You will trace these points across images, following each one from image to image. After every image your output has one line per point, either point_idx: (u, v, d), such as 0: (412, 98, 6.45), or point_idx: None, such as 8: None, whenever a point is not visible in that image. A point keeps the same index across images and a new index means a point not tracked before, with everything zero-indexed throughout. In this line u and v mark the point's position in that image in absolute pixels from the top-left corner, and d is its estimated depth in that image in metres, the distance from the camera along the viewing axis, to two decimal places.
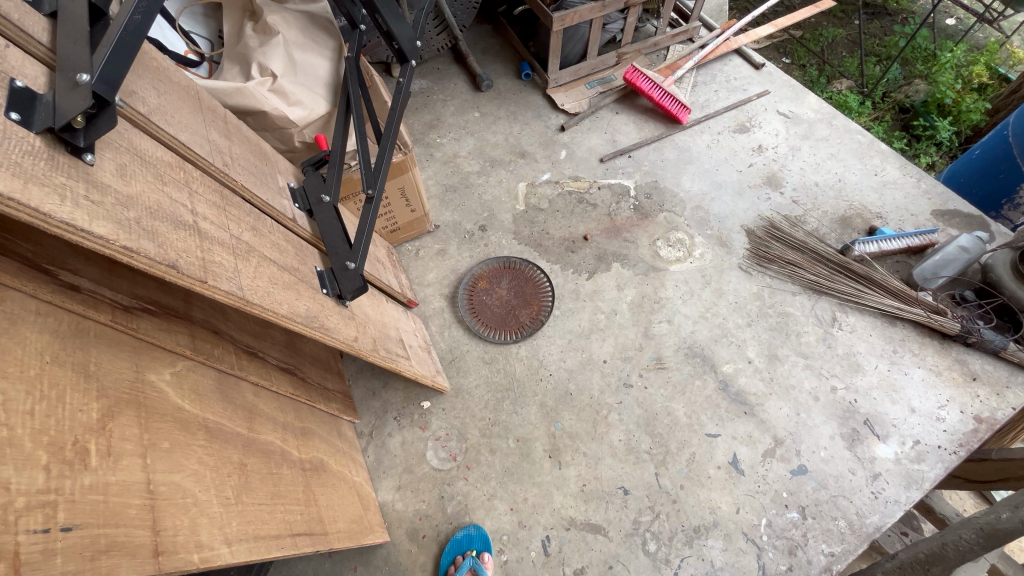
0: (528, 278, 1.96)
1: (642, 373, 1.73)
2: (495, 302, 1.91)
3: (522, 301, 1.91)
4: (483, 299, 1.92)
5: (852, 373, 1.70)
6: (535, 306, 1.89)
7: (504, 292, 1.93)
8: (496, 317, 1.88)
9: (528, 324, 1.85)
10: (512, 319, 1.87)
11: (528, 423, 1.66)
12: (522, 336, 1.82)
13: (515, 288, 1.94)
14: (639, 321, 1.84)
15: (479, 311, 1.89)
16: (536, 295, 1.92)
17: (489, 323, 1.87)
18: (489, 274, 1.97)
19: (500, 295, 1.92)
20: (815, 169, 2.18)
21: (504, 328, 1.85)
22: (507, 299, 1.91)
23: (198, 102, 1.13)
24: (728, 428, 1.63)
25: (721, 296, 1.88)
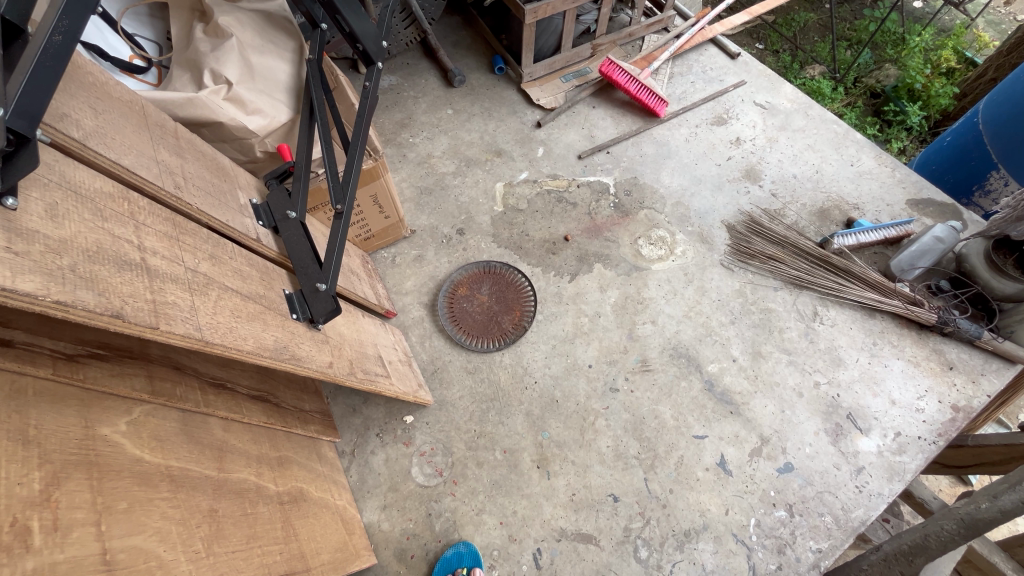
0: (509, 282, 1.91)
1: (628, 377, 1.71)
2: (476, 308, 1.86)
3: (504, 307, 1.86)
4: (463, 305, 1.87)
5: (835, 368, 1.71)
6: (517, 311, 1.85)
7: (485, 298, 1.88)
8: (478, 324, 1.83)
9: (512, 330, 1.81)
10: (494, 325, 1.83)
11: (514, 434, 1.63)
12: (506, 342, 1.78)
13: (495, 293, 1.89)
14: (624, 323, 1.81)
15: (459, 318, 1.84)
16: (516, 299, 1.87)
17: (471, 330, 1.82)
18: (468, 278, 1.92)
19: (480, 301, 1.87)
20: (792, 161, 2.17)
21: (487, 335, 1.81)
22: (488, 305, 1.86)
23: (144, 117, 1.04)
24: (715, 429, 1.62)
25: (705, 294, 1.86)
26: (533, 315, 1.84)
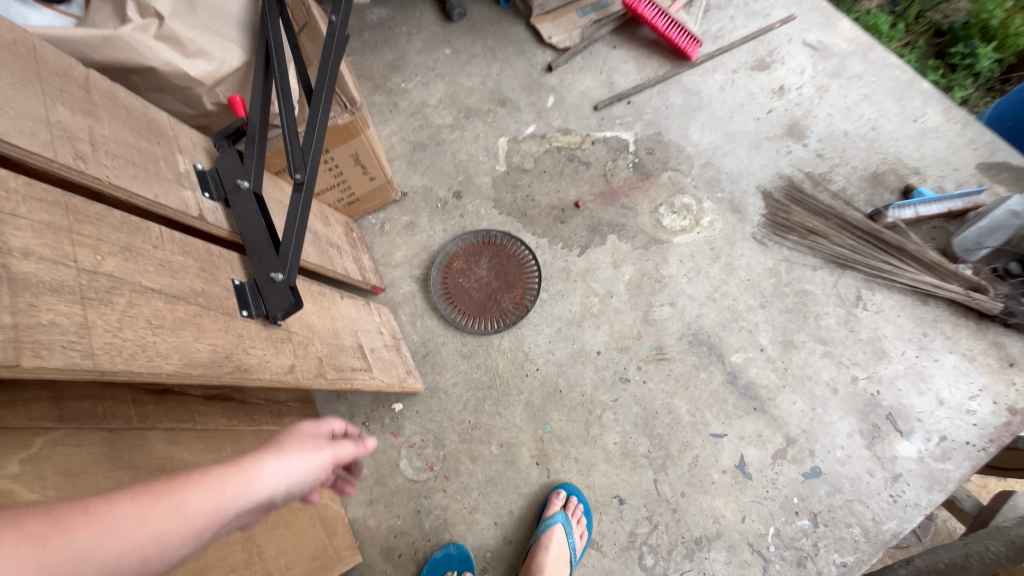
0: (511, 255, 1.70)
1: (641, 365, 1.53)
2: (473, 284, 1.67)
3: (504, 284, 1.66)
4: (459, 280, 1.68)
5: (877, 361, 1.51)
6: (519, 289, 1.65)
7: (484, 273, 1.68)
8: (475, 302, 1.64)
9: (512, 309, 1.63)
10: (494, 304, 1.64)
11: (512, 426, 1.48)
12: (506, 323, 1.60)
13: (495, 268, 1.68)
14: (638, 305, 1.61)
15: (455, 295, 1.66)
16: (519, 275, 1.67)
17: (468, 308, 1.64)
18: (465, 249, 1.72)
19: (478, 276, 1.67)
20: (844, 115, 1.87)
21: (485, 314, 1.63)
22: (487, 281, 1.67)
23: (33, 62, 0.81)
24: (735, 427, 1.45)
25: (732, 273, 1.64)
26: (537, 294, 1.64)
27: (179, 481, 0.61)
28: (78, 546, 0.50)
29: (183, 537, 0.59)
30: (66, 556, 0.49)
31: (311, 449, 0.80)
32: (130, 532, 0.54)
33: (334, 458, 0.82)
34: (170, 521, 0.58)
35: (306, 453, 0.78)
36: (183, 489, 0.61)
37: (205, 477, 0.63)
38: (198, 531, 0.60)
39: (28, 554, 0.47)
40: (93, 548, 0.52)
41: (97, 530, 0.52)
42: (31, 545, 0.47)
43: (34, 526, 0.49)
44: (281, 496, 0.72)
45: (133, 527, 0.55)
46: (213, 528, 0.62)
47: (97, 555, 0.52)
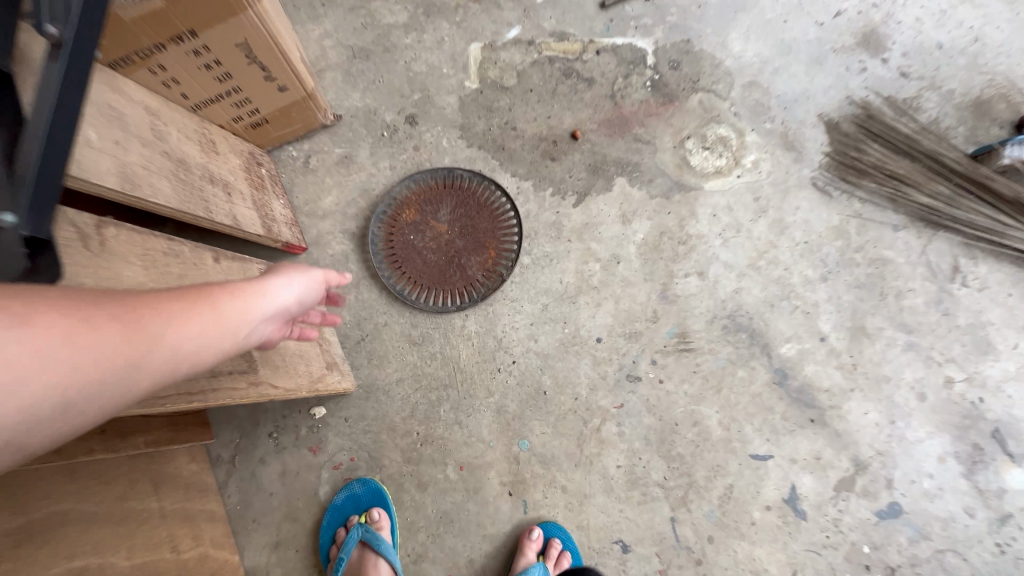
0: (483, 203, 1.23)
1: (656, 359, 1.11)
2: (429, 244, 1.21)
3: (472, 243, 1.21)
4: (411, 239, 1.22)
5: (980, 358, 1.10)
6: (492, 251, 1.20)
7: (445, 228, 1.22)
8: (431, 268, 1.19)
9: (482, 279, 1.18)
10: (457, 271, 1.19)
11: (477, 443, 1.07)
12: (473, 299, 1.16)
13: (460, 221, 1.22)
14: (654, 275, 1.17)
15: (404, 259, 1.20)
16: (492, 232, 1.21)
17: (421, 277, 1.18)
18: (419, 195, 1.24)
19: (437, 233, 1.21)
20: (940, 20, 1.37)
21: (444, 286, 1.17)
22: (448, 240, 1.21)
23: None
24: (785, 447, 1.05)
25: (784, 233, 1.20)
26: (515, 259, 1.19)
27: (210, 291, 0.61)
28: (155, 340, 0.52)
29: (233, 340, 0.62)
30: (150, 345, 0.52)
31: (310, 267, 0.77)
32: (188, 333, 0.56)
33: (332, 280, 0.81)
34: (221, 324, 0.60)
35: (308, 272, 0.76)
36: (220, 299, 0.61)
37: (227, 291, 0.62)
38: (243, 335, 0.63)
39: (114, 348, 0.49)
40: (159, 346, 0.53)
41: (162, 327, 0.53)
42: (112, 338, 0.49)
43: (117, 316, 0.50)
44: (298, 308, 0.74)
45: (191, 327, 0.56)
46: (251, 331, 0.65)
47: (173, 349, 0.54)
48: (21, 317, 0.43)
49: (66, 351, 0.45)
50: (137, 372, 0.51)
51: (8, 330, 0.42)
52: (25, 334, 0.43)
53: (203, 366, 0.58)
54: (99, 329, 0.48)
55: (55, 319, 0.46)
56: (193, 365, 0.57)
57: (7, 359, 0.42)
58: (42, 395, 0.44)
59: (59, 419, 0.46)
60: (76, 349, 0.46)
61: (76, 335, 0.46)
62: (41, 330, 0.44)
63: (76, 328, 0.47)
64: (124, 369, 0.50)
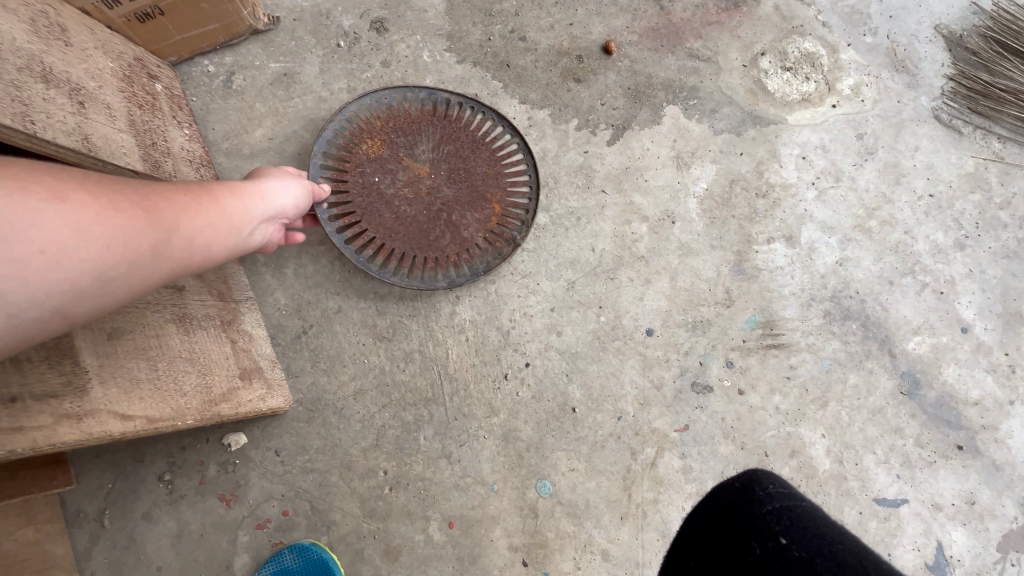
0: (481, 137, 0.84)
1: (733, 362, 0.77)
2: (403, 192, 0.80)
3: (469, 193, 0.81)
4: (375, 181, 0.80)
5: None
6: (497, 204, 0.81)
7: (427, 170, 0.80)
8: (408, 227, 0.78)
9: (484, 244, 0.80)
10: (446, 232, 0.79)
11: (474, 486, 0.72)
12: (472, 271, 0.78)
13: (449, 160, 0.81)
14: (724, 241, 0.83)
15: (365, 211, 0.78)
16: (496, 177, 0.82)
17: (393, 240, 0.78)
18: (388, 118, 0.82)
19: (414, 175, 0.80)
20: None
21: (429, 253, 0.78)
22: (432, 186, 0.80)
23: None
24: (924, 487, 0.73)
25: (901, 183, 0.86)
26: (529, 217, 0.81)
27: (210, 189, 0.53)
28: (174, 229, 0.46)
29: (239, 242, 0.55)
30: (170, 233, 0.46)
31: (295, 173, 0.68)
32: (205, 224, 0.50)
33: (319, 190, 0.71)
34: (229, 222, 0.53)
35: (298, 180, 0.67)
36: (222, 196, 0.54)
37: (224, 187, 0.55)
38: (248, 236, 0.57)
39: (143, 233, 0.43)
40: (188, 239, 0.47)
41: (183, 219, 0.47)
42: (140, 221, 0.43)
43: (137, 204, 0.44)
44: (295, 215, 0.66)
45: (208, 219, 0.50)
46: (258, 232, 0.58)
47: (193, 241, 0.48)
48: (50, 191, 0.38)
49: (95, 231, 0.40)
50: (161, 261, 0.45)
51: (38, 203, 0.37)
52: (61, 210, 0.38)
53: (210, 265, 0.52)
54: (124, 211, 0.43)
55: (81, 197, 0.40)
56: (209, 264, 0.52)
57: (48, 232, 0.37)
58: (77, 276, 0.39)
59: (93, 306, 0.41)
60: (98, 231, 0.40)
61: (100, 218, 0.40)
62: (66, 207, 0.39)
63: (93, 209, 0.40)
64: (153, 259, 0.44)
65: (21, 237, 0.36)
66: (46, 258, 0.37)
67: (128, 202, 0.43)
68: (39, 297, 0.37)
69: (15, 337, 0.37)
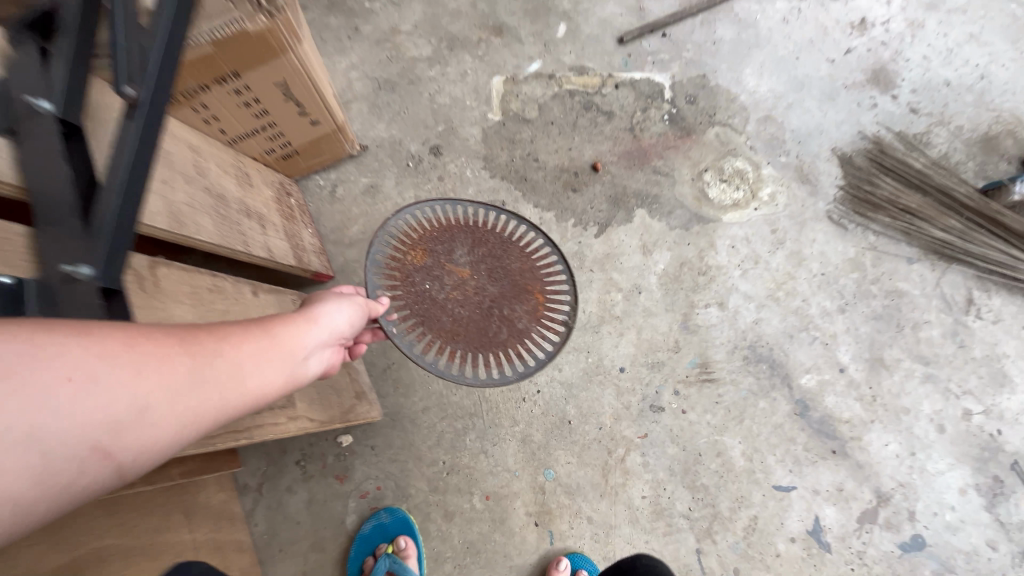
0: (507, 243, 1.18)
1: (678, 390, 1.13)
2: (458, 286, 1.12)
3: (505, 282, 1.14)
4: (438, 286, 1.11)
5: (996, 390, 1.12)
6: (538, 294, 1.15)
7: (469, 271, 1.13)
8: (469, 317, 1.10)
9: (528, 319, 1.13)
10: (504, 323, 1.12)
11: (503, 472, 1.08)
12: (531, 363, 1.10)
13: (482, 261, 1.15)
14: (675, 305, 1.20)
15: (438, 312, 1.09)
16: (522, 269, 1.16)
17: (462, 327, 1.09)
18: (426, 234, 1.15)
19: (462, 277, 1.12)
20: (944, 60, 1.43)
21: (489, 334, 1.11)
22: (477, 283, 1.13)
23: None
24: (808, 478, 1.07)
25: (802, 264, 1.23)
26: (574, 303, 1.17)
27: (265, 321, 0.54)
28: (216, 358, 0.45)
29: (293, 370, 0.54)
30: (212, 362, 0.44)
31: (351, 294, 0.73)
32: (251, 352, 0.49)
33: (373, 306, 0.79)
34: (276, 350, 0.52)
35: (350, 305, 0.71)
36: (276, 326, 0.55)
37: (279, 319, 0.56)
38: (304, 363, 0.57)
39: (179, 364, 0.41)
40: (234, 369, 0.46)
41: (230, 348, 0.47)
42: (179, 352, 0.42)
43: (174, 337, 0.43)
44: (348, 332, 0.70)
45: (255, 348, 0.50)
46: (310, 360, 0.58)
47: (238, 369, 0.46)
48: (77, 329, 0.37)
49: (133, 363, 0.38)
50: (200, 389, 0.42)
51: (70, 340, 0.36)
52: (89, 343, 0.37)
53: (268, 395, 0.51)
54: (156, 343, 0.41)
55: (111, 332, 0.38)
56: (263, 396, 0.50)
57: (75, 365, 0.35)
58: (113, 410, 0.37)
59: (144, 446, 0.39)
60: (149, 362, 0.39)
61: (132, 346, 0.39)
62: (132, 339, 0.39)
63: (127, 344, 0.39)
64: (194, 386, 0.42)
65: (48, 373, 0.34)
66: (74, 385, 0.35)
67: (165, 335, 0.42)
68: (68, 436, 0.35)
69: (49, 486, 0.34)
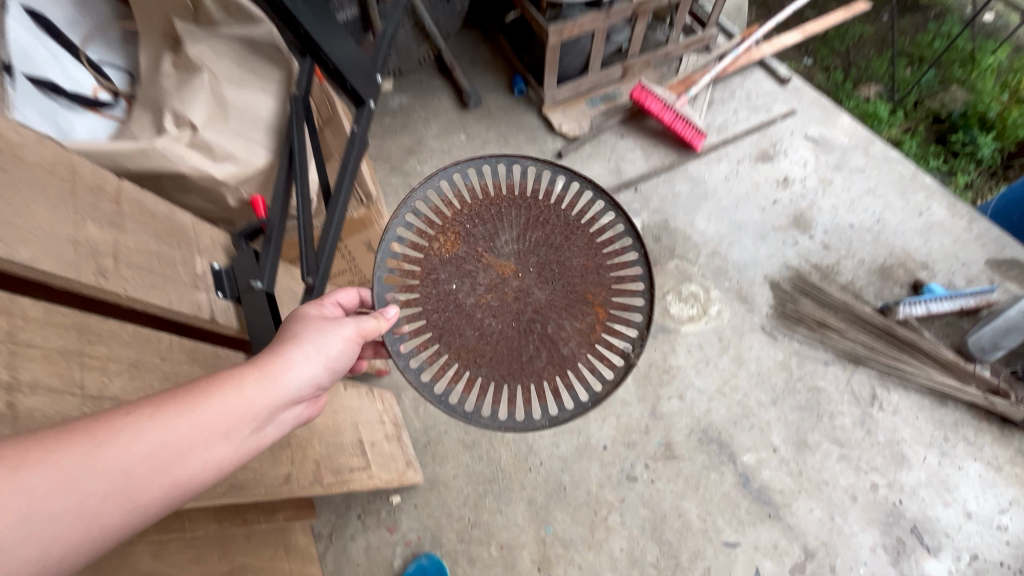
0: (572, 231, 0.98)
1: (648, 464, 1.48)
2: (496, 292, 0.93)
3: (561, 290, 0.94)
4: (465, 291, 0.93)
5: (897, 467, 1.45)
6: (597, 312, 0.94)
7: (513, 268, 0.94)
8: (499, 337, 0.91)
9: (577, 344, 0.92)
10: (545, 345, 0.92)
11: (514, 526, 1.42)
12: (564, 408, 0.87)
13: (528, 255, 0.95)
14: (645, 397, 1.57)
15: (464, 328, 0.91)
16: (584, 271, 0.96)
17: (485, 362, 0.89)
18: (468, 213, 0.97)
19: (502, 276, 0.94)
20: (848, 208, 1.90)
21: (528, 354, 0.91)
22: (520, 284, 0.93)
23: (71, 182, 0.86)
24: (749, 535, 1.39)
25: (742, 365, 1.61)
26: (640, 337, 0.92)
27: (200, 387, 0.59)
28: (122, 450, 0.51)
29: (238, 425, 0.60)
30: (120, 453, 0.51)
31: (331, 327, 0.75)
32: (176, 430, 0.55)
33: (362, 331, 0.78)
34: (206, 417, 0.58)
35: (322, 339, 0.73)
36: (210, 394, 0.59)
37: (216, 382, 0.60)
38: (255, 416, 0.62)
39: (86, 469, 0.49)
40: (152, 448, 0.53)
41: (148, 432, 0.53)
42: (85, 452, 0.49)
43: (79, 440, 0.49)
44: (325, 372, 0.73)
45: (176, 424, 0.55)
46: (262, 410, 0.63)
47: (155, 451, 0.53)
48: None
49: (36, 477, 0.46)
50: (116, 479, 0.50)
51: None
52: None
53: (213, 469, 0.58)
54: (61, 449, 0.48)
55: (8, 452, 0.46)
56: (206, 463, 0.57)
57: None
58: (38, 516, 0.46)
59: (78, 535, 0.48)
60: (51, 476, 0.47)
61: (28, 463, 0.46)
62: (40, 459, 0.47)
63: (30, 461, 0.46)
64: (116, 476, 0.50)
65: None
66: None
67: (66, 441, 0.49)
68: None
69: None
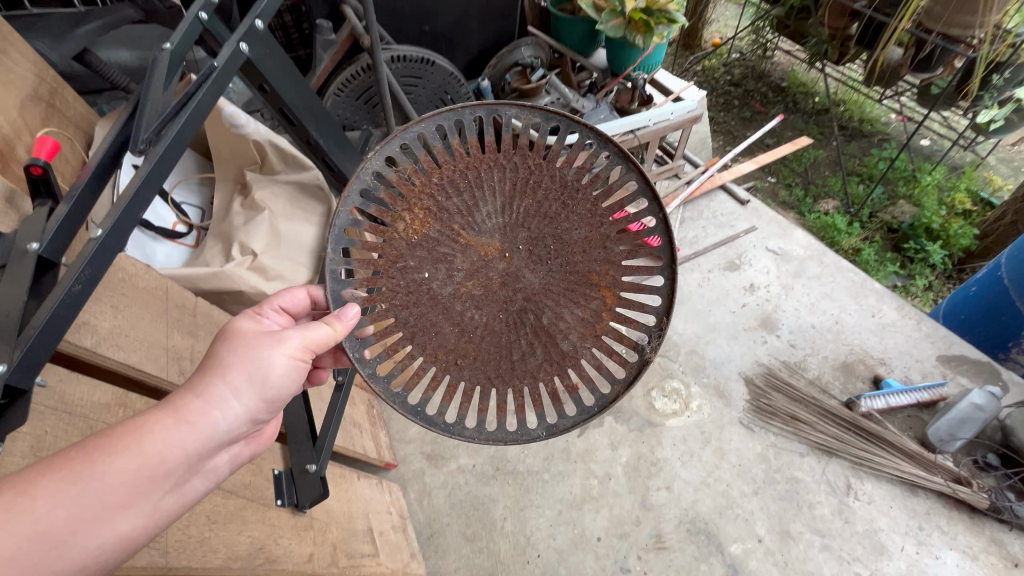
0: (571, 195, 0.92)
1: (641, 555, 1.56)
2: (477, 267, 0.90)
3: (559, 264, 0.92)
4: (440, 274, 0.89)
5: (877, 557, 1.55)
6: (604, 295, 0.94)
7: (496, 245, 0.90)
8: (480, 333, 0.90)
9: (582, 331, 0.94)
10: (540, 341, 0.93)
11: None
12: (563, 417, 0.95)
13: (515, 229, 0.91)
14: (635, 489, 1.68)
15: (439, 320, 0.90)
16: (587, 242, 0.92)
17: (461, 365, 0.90)
18: (442, 181, 0.90)
19: (484, 252, 0.90)
20: (810, 310, 2.14)
21: (516, 349, 0.92)
22: (506, 263, 0.91)
23: (164, 302, 1.10)
24: None
25: (724, 457, 1.74)
26: (656, 326, 0.97)
27: (111, 437, 0.61)
28: (36, 512, 0.54)
29: (162, 467, 0.63)
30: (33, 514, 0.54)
31: (262, 349, 0.75)
32: (92, 483, 0.58)
33: (309, 343, 0.78)
34: (122, 467, 0.60)
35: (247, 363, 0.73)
36: (120, 442, 0.61)
37: (127, 430, 0.62)
38: (180, 455, 0.65)
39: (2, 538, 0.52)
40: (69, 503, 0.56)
41: (61, 490, 0.56)
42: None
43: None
44: (259, 399, 0.74)
45: (90, 481, 0.58)
46: (189, 446, 0.66)
47: (71, 506, 0.56)
48: None
49: None
50: (38, 540, 0.54)
51: None
52: None
53: (145, 506, 0.62)
54: None
55: None
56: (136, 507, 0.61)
57: None
58: None
59: None
60: None
61: None
62: None
63: None
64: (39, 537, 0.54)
65: None
66: None
67: None
68: None
69: None
